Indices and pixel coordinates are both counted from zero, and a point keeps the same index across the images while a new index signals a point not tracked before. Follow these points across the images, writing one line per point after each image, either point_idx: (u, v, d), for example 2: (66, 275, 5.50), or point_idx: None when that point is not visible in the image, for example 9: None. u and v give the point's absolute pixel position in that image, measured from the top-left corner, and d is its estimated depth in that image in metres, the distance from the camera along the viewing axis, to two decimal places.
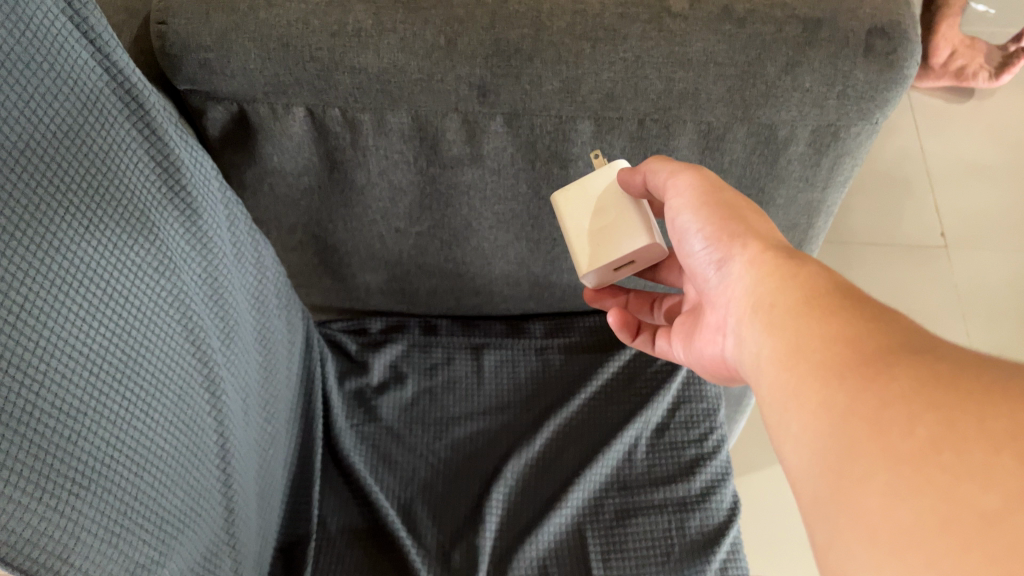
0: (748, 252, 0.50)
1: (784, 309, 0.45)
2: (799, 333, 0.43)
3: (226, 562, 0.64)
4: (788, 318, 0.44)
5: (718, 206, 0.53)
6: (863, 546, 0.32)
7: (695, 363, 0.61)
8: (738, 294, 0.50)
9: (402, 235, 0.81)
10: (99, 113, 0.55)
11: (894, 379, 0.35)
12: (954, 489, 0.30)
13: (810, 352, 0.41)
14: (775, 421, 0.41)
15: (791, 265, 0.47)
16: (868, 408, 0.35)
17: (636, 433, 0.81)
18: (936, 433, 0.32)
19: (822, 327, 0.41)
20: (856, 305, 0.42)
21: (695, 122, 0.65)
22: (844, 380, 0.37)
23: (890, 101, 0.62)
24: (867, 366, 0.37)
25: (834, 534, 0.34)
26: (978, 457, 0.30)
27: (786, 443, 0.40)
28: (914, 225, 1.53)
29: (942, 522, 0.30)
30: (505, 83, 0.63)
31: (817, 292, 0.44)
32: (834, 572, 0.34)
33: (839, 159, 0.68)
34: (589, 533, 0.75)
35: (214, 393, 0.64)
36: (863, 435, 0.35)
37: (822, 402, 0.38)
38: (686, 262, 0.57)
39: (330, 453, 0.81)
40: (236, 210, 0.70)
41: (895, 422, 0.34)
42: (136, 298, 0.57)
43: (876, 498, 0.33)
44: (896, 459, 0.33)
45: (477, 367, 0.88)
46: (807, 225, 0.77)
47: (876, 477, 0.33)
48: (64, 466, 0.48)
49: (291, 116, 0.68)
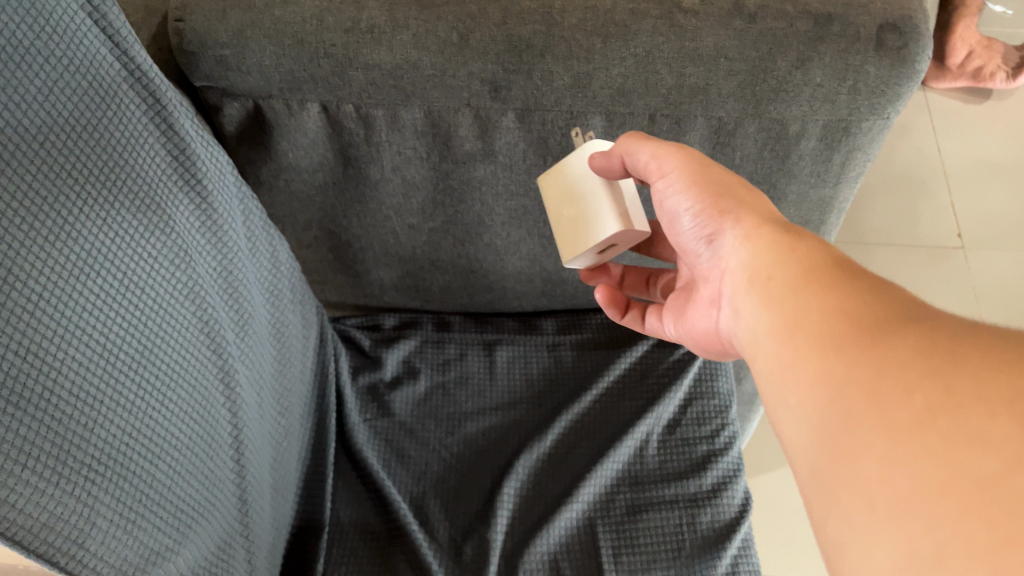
0: (742, 227, 0.51)
1: (782, 282, 0.46)
2: (796, 307, 0.44)
3: (239, 553, 0.65)
4: (785, 292, 0.45)
5: (707, 183, 0.54)
6: (863, 514, 0.34)
7: (686, 338, 0.63)
8: (733, 267, 0.51)
9: (415, 231, 0.82)
10: (117, 108, 0.57)
11: (893, 348, 0.37)
12: (950, 454, 0.31)
13: (809, 326, 0.42)
14: (775, 395, 0.43)
15: (789, 240, 0.48)
16: (866, 378, 0.37)
17: (648, 429, 0.81)
18: (931, 399, 0.33)
19: (819, 300, 0.43)
20: (852, 279, 0.43)
21: (706, 117, 0.66)
22: (842, 351, 0.39)
23: (901, 96, 0.62)
24: (865, 337, 0.39)
25: (833, 504, 0.36)
26: (976, 422, 0.31)
27: (784, 417, 0.42)
28: (931, 226, 1.52)
29: (941, 487, 0.31)
30: (517, 79, 0.64)
31: (813, 266, 0.45)
32: (833, 540, 0.35)
33: (851, 155, 0.68)
34: (600, 529, 0.75)
35: (229, 384, 0.65)
36: (861, 404, 0.36)
37: (821, 373, 0.39)
38: (677, 242, 0.58)
39: (343, 448, 0.82)
40: (252, 206, 0.71)
41: (891, 389, 0.35)
42: (153, 289, 0.58)
43: (873, 466, 0.34)
44: (895, 428, 0.34)
45: (490, 363, 0.88)
46: (820, 222, 0.77)
47: (873, 446, 0.34)
48: (81, 453, 0.49)
49: (306, 113, 0.69)
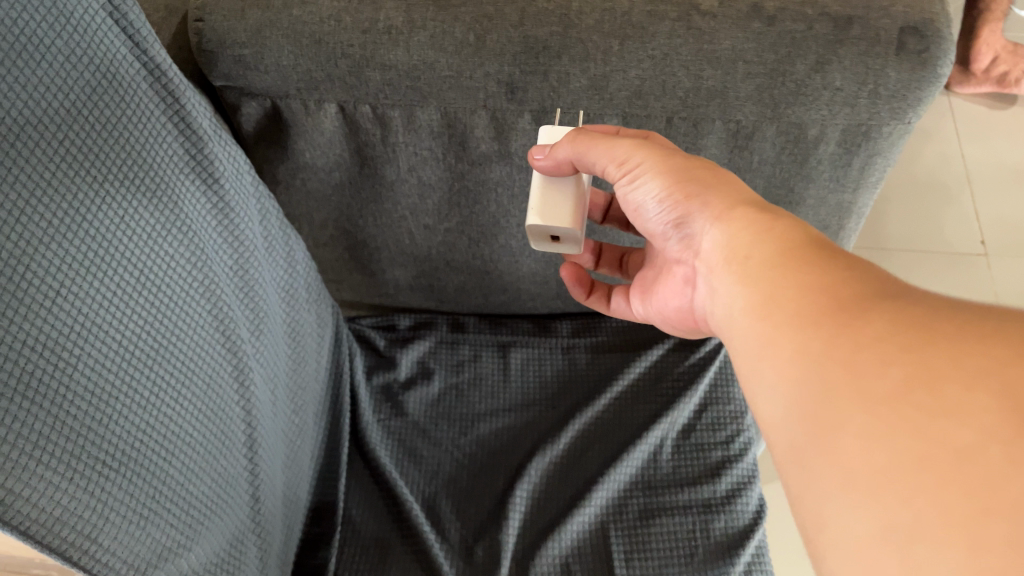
0: (709, 211, 0.51)
1: (759, 260, 0.45)
2: (771, 284, 0.43)
3: (252, 551, 0.65)
4: (762, 270, 0.45)
5: (674, 171, 0.53)
6: (838, 489, 0.34)
7: (655, 316, 0.65)
8: (705, 248, 0.50)
9: (431, 231, 0.82)
10: (136, 106, 0.57)
11: (871, 323, 0.37)
12: (929, 427, 0.32)
13: (780, 300, 0.42)
14: (747, 369, 0.43)
15: (762, 218, 0.47)
16: (841, 351, 0.37)
17: (662, 433, 0.81)
18: (908, 373, 0.33)
19: (796, 276, 0.42)
20: (829, 254, 0.43)
21: (723, 120, 0.65)
22: (820, 326, 0.39)
23: (922, 100, 0.61)
24: (841, 313, 0.38)
25: (808, 477, 0.36)
26: (953, 395, 0.32)
27: (758, 393, 0.42)
28: (953, 232, 1.50)
29: (919, 458, 0.31)
30: (534, 80, 0.63)
31: (789, 245, 0.44)
32: (810, 515, 0.36)
33: (871, 159, 0.68)
34: (613, 532, 0.75)
35: (242, 382, 0.65)
36: (836, 377, 0.36)
37: (797, 349, 0.39)
38: (646, 228, 0.58)
39: (357, 448, 0.82)
40: (268, 205, 0.71)
41: (865, 362, 0.35)
42: (168, 286, 0.58)
43: (850, 440, 0.34)
44: (873, 402, 0.34)
45: (504, 365, 0.88)
46: (837, 227, 0.76)
47: (852, 420, 0.34)
48: (94, 449, 0.49)
49: (323, 112, 0.69)
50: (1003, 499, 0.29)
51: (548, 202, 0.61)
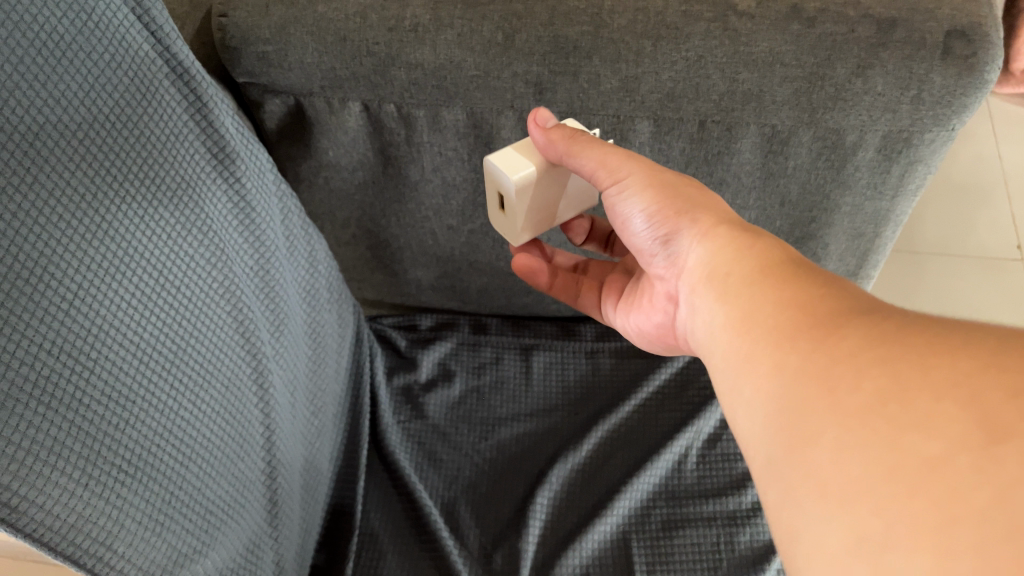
0: (698, 227, 0.51)
1: (739, 277, 0.46)
2: (753, 302, 0.44)
3: (268, 556, 0.64)
4: (742, 287, 0.45)
5: (664, 187, 0.53)
6: (814, 501, 0.34)
7: (634, 333, 0.65)
8: (691, 266, 0.50)
9: (454, 232, 0.81)
10: (157, 103, 0.56)
11: (845, 337, 0.37)
12: (898, 438, 0.32)
13: (762, 318, 0.42)
14: (729, 387, 0.43)
15: (747, 238, 0.48)
16: (819, 366, 0.37)
17: (687, 443, 0.79)
18: (880, 387, 0.34)
19: (776, 293, 0.43)
20: (808, 275, 0.44)
21: (759, 125, 0.63)
22: (797, 343, 0.39)
23: (968, 106, 0.59)
24: (817, 329, 0.39)
25: (786, 492, 0.36)
26: (923, 407, 0.32)
27: (738, 407, 0.42)
28: (990, 236, 1.46)
29: (891, 469, 0.31)
30: (563, 81, 0.62)
31: (768, 263, 0.45)
32: (786, 528, 0.35)
33: (911, 166, 0.65)
34: (635, 543, 0.73)
35: (261, 384, 0.64)
36: (813, 392, 0.36)
37: (775, 364, 0.40)
38: (630, 243, 0.57)
39: (376, 450, 0.81)
40: (291, 204, 0.70)
41: (841, 377, 0.36)
42: (188, 287, 0.57)
43: (826, 453, 0.34)
44: (844, 414, 0.34)
45: (526, 368, 0.87)
46: (873, 235, 0.74)
47: (827, 433, 0.35)
48: (110, 453, 0.49)
49: (347, 111, 0.68)
50: (969, 504, 0.29)
51: (518, 153, 0.60)
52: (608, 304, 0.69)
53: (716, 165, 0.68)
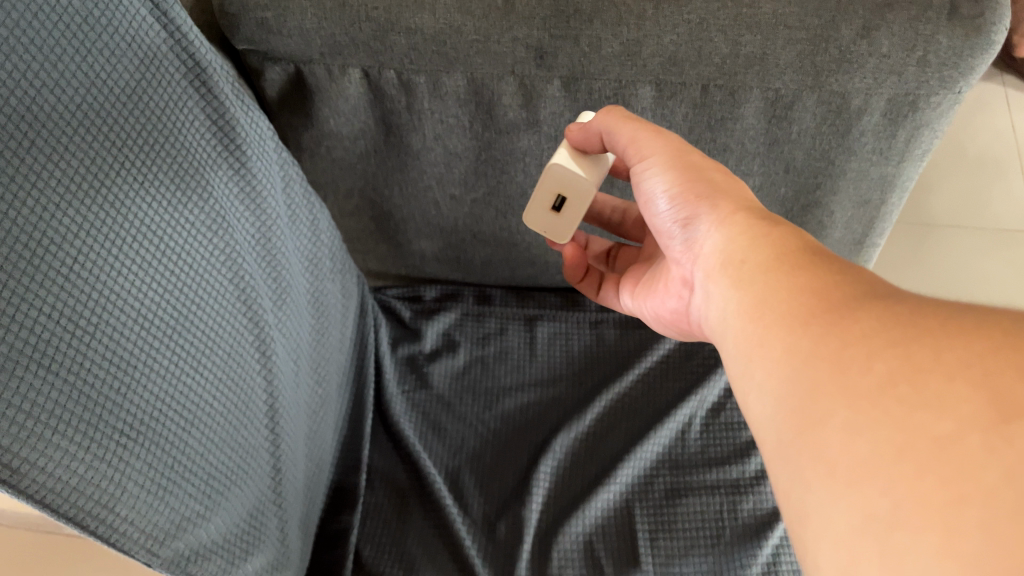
0: (718, 213, 0.50)
1: (755, 265, 0.45)
2: (765, 287, 0.43)
3: (272, 522, 0.64)
4: (755, 273, 0.45)
5: (687, 170, 0.53)
6: (823, 483, 0.33)
7: (650, 317, 0.65)
8: (706, 251, 0.50)
9: (457, 202, 0.80)
10: (155, 70, 0.56)
11: (858, 320, 0.36)
12: (907, 418, 0.31)
13: (775, 304, 0.41)
14: (739, 370, 0.42)
15: (763, 225, 0.47)
16: (830, 349, 0.36)
17: (690, 412, 0.79)
18: (892, 367, 0.32)
19: (789, 278, 0.42)
20: (822, 262, 0.42)
21: (762, 89, 0.62)
22: (808, 327, 0.38)
23: (975, 68, 0.59)
24: (830, 313, 0.38)
25: (796, 474, 0.35)
26: (934, 387, 0.30)
27: (750, 392, 0.41)
28: (1003, 208, 1.45)
29: (901, 449, 0.30)
30: (564, 46, 0.61)
31: (782, 249, 0.44)
32: (796, 511, 0.34)
33: (917, 130, 0.64)
34: (638, 511, 0.73)
35: (264, 352, 0.65)
36: (824, 375, 0.35)
37: (787, 347, 0.38)
38: (651, 224, 0.56)
39: (380, 420, 0.81)
40: (292, 171, 0.70)
41: (853, 359, 0.34)
42: (188, 255, 0.57)
43: (837, 436, 0.33)
44: (856, 394, 0.33)
45: (531, 339, 0.87)
46: (880, 201, 0.72)
47: (837, 415, 0.33)
48: (111, 418, 0.49)
49: (347, 78, 0.67)
50: (978, 484, 0.27)
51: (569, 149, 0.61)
52: (626, 291, 0.68)
53: (720, 132, 0.67)
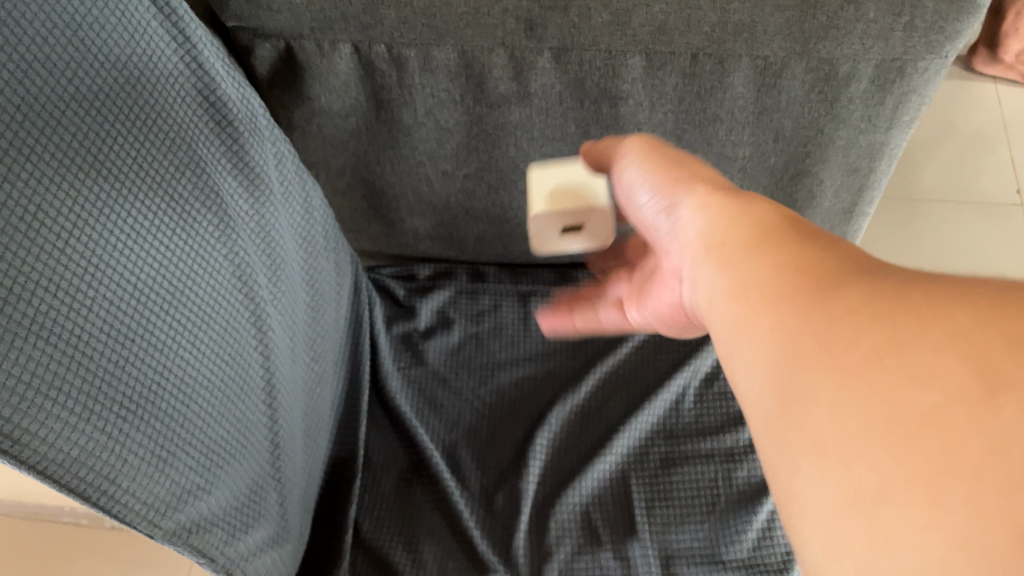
0: (697, 194, 0.48)
1: (734, 243, 0.42)
2: (747, 263, 0.40)
3: (272, 496, 0.65)
4: (736, 250, 0.41)
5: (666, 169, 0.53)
6: (809, 460, 0.30)
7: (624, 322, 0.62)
8: (686, 234, 0.47)
9: (449, 178, 0.80)
10: (146, 45, 0.56)
11: (844, 294, 0.33)
12: (895, 391, 0.28)
13: (757, 279, 0.38)
14: (724, 348, 0.39)
15: (744, 204, 0.45)
16: (815, 324, 0.33)
17: (684, 382, 0.80)
18: (879, 341, 0.30)
19: (767, 254, 0.39)
20: (808, 237, 0.39)
21: (751, 57, 0.63)
22: (793, 302, 0.35)
23: (960, 32, 0.59)
24: (814, 287, 0.35)
25: (781, 454, 0.32)
26: (921, 357, 0.28)
27: (734, 370, 0.38)
28: (989, 181, 1.46)
29: (887, 423, 0.28)
30: (553, 16, 0.62)
31: (763, 228, 0.42)
32: (781, 489, 0.32)
33: (905, 96, 0.65)
34: (634, 481, 0.74)
35: (260, 328, 0.65)
36: (808, 348, 0.33)
37: (770, 322, 0.36)
38: (638, 222, 0.55)
39: (376, 396, 0.82)
40: (284, 148, 0.70)
41: (838, 333, 0.32)
42: (183, 230, 0.57)
43: (822, 410, 0.30)
44: (841, 369, 0.30)
45: (524, 314, 0.87)
46: (869, 169, 0.73)
47: (823, 390, 0.31)
48: (111, 391, 0.49)
49: (337, 53, 0.68)
50: (964, 455, 0.26)
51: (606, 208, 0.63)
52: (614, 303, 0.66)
53: (709, 101, 0.68)
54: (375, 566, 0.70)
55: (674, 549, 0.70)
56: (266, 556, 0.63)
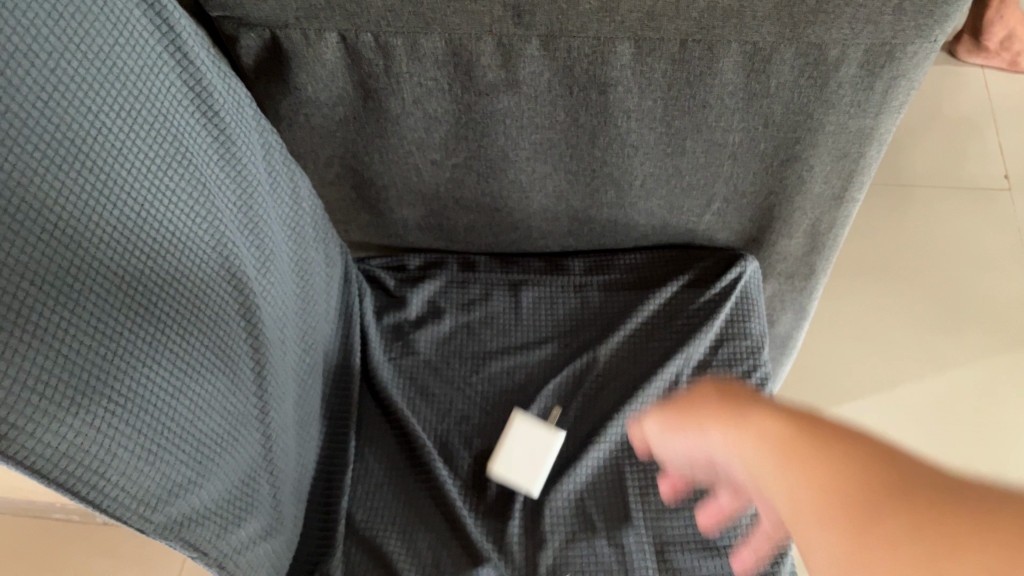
0: (700, 391, 0.42)
1: (761, 440, 0.38)
2: (790, 499, 0.36)
3: (264, 488, 0.64)
4: (766, 454, 0.37)
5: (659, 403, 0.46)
6: None
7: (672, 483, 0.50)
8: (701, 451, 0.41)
9: (438, 167, 0.80)
10: (130, 34, 0.55)
11: (884, 476, 0.33)
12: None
13: (801, 505, 0.35)
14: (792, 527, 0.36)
15: (744, 394, 0.41)
16: (850, 526, 0.32)
17: (677, 370, 0.79)
18: (906, 524, 0.30)
19: (797, 492, 0.35)
20: (832, 436, 0.36)
21: (740, 42, 0.64)
22: (823, 514, 0.34)
23: (950, 16, 0.60)
24: (864, 501, 0.32)
25: None
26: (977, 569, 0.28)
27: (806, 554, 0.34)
28: (977, 167, 1.46)
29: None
30: (541, 3, 0.62)
31: (789, 431, 0.37)
32: None
33: (894, 81, 0.65)
34: (627, 468, 0.74)
35: (249, 320, 0.64)
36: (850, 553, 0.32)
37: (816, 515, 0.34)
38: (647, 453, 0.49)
39: (368, 387, 0.82)
40: (271, 139, 0.70)
41: (873, 520, 0.32)
42: (170, 222, 0.57)
43: None
44: (869, 545, 0.31)
45: (515, 303, 0.86)
46: (858, 154, 0.72)
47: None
48: (99, 384, 0.49)
49: (323, 42, 0.68)
50: None
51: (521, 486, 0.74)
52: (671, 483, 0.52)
53: (699, 87, 0.68)
54: (369, 555, 0.70)
55: (668, 536, 0.70)
56: (259, 548, 0.63)
